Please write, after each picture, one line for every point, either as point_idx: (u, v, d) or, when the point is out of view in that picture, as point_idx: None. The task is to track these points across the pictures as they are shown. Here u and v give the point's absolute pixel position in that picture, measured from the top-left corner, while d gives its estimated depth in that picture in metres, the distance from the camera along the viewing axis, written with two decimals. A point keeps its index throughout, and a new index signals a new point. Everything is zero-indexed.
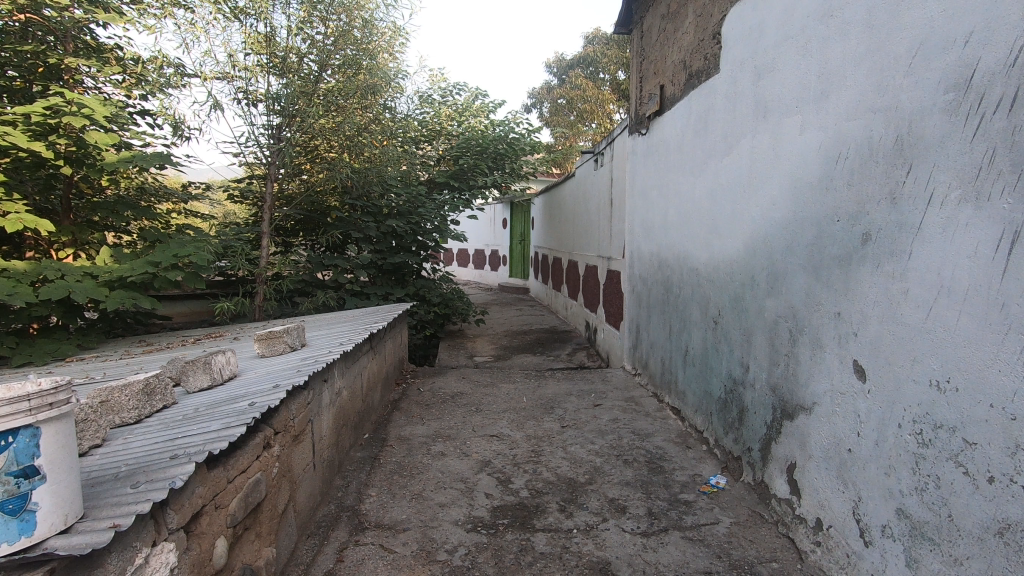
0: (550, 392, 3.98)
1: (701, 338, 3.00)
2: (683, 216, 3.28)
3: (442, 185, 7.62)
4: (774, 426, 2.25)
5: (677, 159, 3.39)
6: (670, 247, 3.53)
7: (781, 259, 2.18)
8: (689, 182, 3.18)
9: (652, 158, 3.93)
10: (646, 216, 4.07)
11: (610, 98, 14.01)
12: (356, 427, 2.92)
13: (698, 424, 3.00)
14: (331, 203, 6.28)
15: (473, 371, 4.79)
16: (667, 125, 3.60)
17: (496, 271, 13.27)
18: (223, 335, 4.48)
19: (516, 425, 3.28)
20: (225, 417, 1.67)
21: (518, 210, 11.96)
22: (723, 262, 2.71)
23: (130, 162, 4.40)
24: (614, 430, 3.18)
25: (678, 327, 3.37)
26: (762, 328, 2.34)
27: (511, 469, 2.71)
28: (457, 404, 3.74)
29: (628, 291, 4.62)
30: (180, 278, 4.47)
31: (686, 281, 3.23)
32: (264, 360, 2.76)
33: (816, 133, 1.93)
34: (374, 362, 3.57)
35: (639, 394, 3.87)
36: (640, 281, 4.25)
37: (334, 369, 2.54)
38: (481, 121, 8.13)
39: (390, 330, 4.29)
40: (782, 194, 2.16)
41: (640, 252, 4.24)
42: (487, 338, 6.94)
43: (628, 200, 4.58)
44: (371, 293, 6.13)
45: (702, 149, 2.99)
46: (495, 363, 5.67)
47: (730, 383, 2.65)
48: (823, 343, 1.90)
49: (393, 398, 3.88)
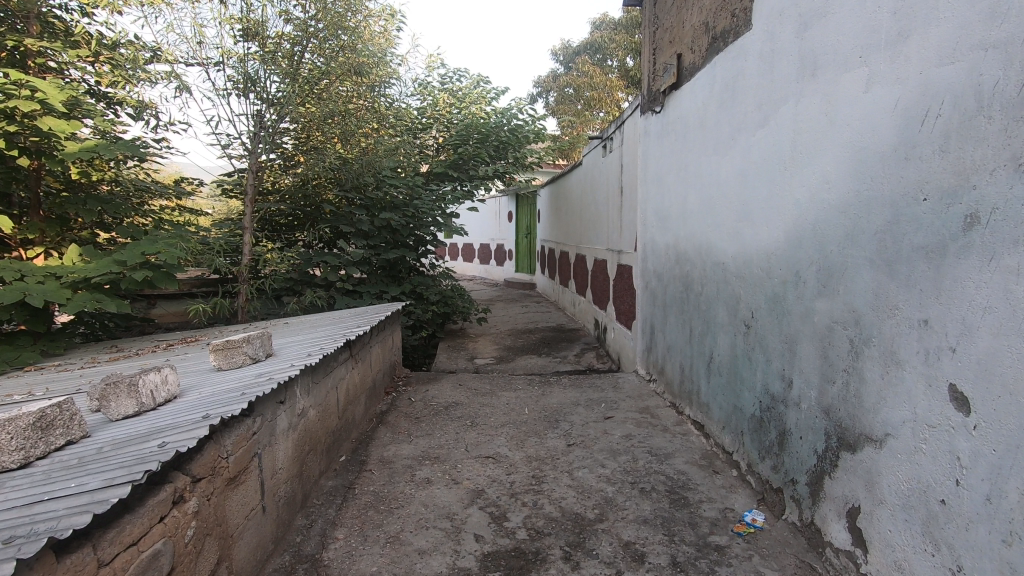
0: (555, 401, 3.57)
1: (729, 344, 2.58)
2: (706, 202, 2.85)
3: (442, 175, 7.21)
4: (828, 457, 1.82)
5: (698, 136, 2.95)
6: (690, 239, 3.11)
7: (838, 251, 1.75)
8: (713, 162, 2.75)
9: (668, 138, 3.50)
10: (662, 205, 3.63)
11: (619, 85, 13.53)
12: (329, 450, 2.53)
13: (727, 444, 2.58)
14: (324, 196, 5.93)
15: (472, 377, 4.39)
16: (685, 99, 3.16)
17: (502, 266, 12.85)
18: (198, 340, 4.10)
19: (516, 444, 2.88)
20: (119, 464, 1.27)
21: (523, 202, 11.53)
22: (757, 255, 2.29)
23: (93, 152, 4.01)
24: (627, 450, 2.77)
25: (701, 330, 2.94)
26: (810, 335, 1.91)
27: (507, 501, 2.30)
28: (450, 417, 3.34)
29: (641, 287, 4.19)
30: (151, 278, 4.05)
31: (710, 277, 2.81)
32: (220, 374, 2.37)
33: (890, 87, 1.50)
34: (358, 370, 3.18)
35: (656, 404, 3.45)
36: (655, 277, 3.83)
37: (296, 384, 2.16)
38: (483, 107, 7.69)
39: (380, 333, 3.90)
40: (839, 169, 1.73)
41: (654, 244, 3.81)
42: (490, 338, 6.54)
43: (640, 187, 4.15)
44: (364, 292, 5.72)
45: (728, 122, 2.56)
46: (497, 366, 5.27)
47: (767, 399, 2.23)
48: (901, 359, 1.48)
49: (380, 410, 3.49)
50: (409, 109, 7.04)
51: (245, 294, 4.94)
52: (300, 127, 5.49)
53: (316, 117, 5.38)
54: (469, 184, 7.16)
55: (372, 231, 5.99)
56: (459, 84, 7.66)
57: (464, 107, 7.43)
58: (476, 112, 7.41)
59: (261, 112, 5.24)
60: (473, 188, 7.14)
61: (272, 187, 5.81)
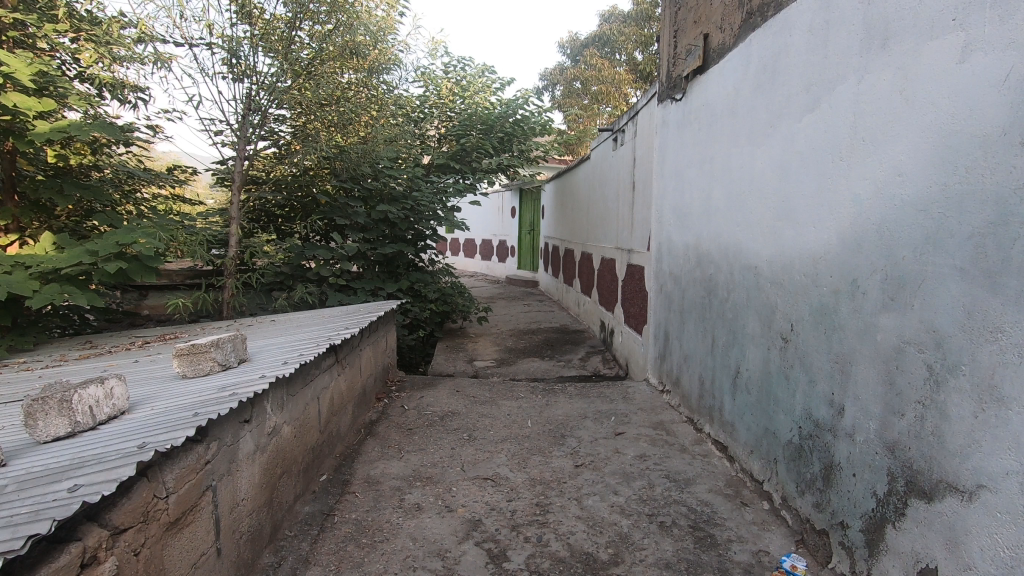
0: (561, 413, 3.28)
1: (761, 359, 2.29)
2: (735, 198, 2.55)
3: (444, 167, 6.90)
4: (893, 503, 1.53)
5: (728, 124, 2.64)
6: (714, 239, 2.81)
7: (911, 256, 1.46)
8: (745, 153, 2.46)
9: (689, 128, 3.20)
10: (680, 201, 3.34)
11: (628, 80, 13.20)
12: (306, 470, 2.24)
13: (757, 472, 2.29)
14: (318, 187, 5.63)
15: (470, 382, 4.10)
16: (712, 84, 2.86)
17: (504, 263, 12.55)
18: (176, 338, 3.81)
19: (518, 464, 2.59)
20: (5, 519, 0.97)
21: (527, 197, 11.22)
22: (800, 259, 1.99)
23: (65, 132, 3.71)
24: (642, 473, 2.48)
25: (725, 341, 2.65)
26: (870, 355, 1.62)
27: (508, 535, 2.01)
28: (446, 429, 3.06)
29: (654, 290, 3.89)
30: (126, 270, 3.76)
31: (739, 282, 2.51)
32: (183, 383, 2.07)
33: (997, 56, 1.21)
34: (345, 377, 2.90)
35: (671, 419, 3.16)
36: (670, 280, 3.54)
37: (266, 398, 1.87)
38: (488, 97, 7.37)
39: (373, 335, 3.62)
40: (918, 158, 1.44)
41: (671, 245, 3.52)
42: (490, 338, 6.25)
43: (656, 181, 3.85)
44: (358, 288, 5.42)
45: (766, 108, 2.26)
46: (498, 370, 4.98)
47: (809, 426, 1.93)
48: (1006, 395, 1.18)
49: (369, 419, 3.20)
50: (409, 100, 6.78)
51: (231, 289, 4.64)
52: (293, 112, 5.18)
53: (310, 100, 5.07)
54: (472, 178, 6.93)
55: (368, 224, 5.69)
56: (462, 73, 7.33)
57: (467, 96, 7.11)
58: (481, 102, 7.10)
59: (252, 94, 4.93)
60: (476, 181, 6.92)
61: (264, 175, 5.50)
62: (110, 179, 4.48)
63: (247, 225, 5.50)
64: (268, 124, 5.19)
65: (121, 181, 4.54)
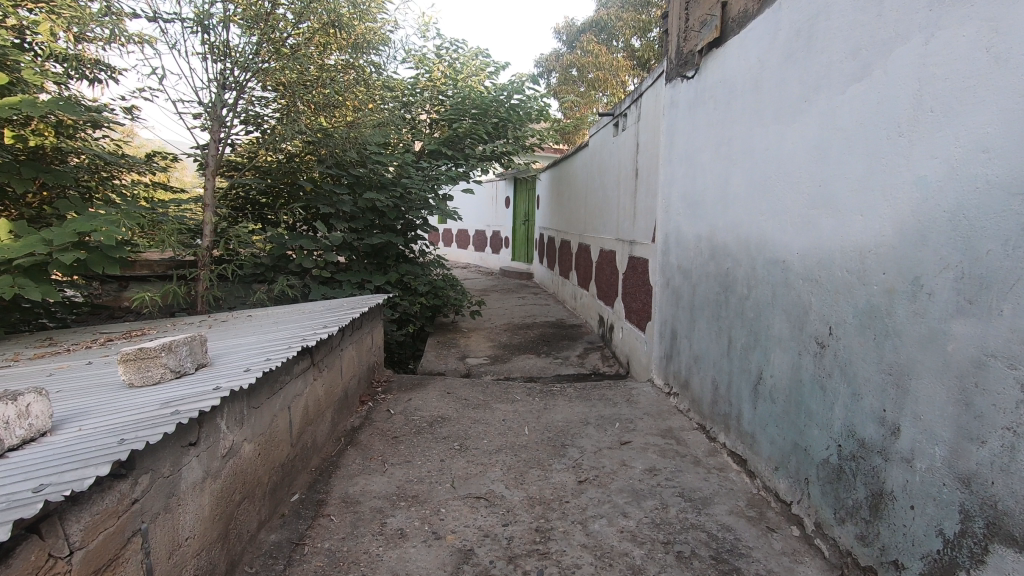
0: (561, 419, 3.02)
1: (790, 364, 2.03)
2: (759, 183, 2.28)
3: (435, 153, 6.57)
4: (966, 546, 1.28)
5: (750, 101, 2.36)
6: (732, 230, 2.54)
7: (999, 251, 1.20)
8: (772, 133, 2.18)
9: (703, 107, 2.91)
10: (692, 189, 3.06)
11: (626, 66, 12.88)
12: (273, 491, 1.96)
13: (784, 492, 2.04)
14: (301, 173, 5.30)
15: (462, 382, 3.83)
16: (731, 58, 2.57)
17: (498, 254, 12.26)
18: (142, 335, 3.50)
19: (515, 479, 2.33)
20: None
21: (522, 186, 10.92)
22: (841, 252, 1.73)
23: (15, 109, 3.37)
24: (653, 491, 2.22)
25: (745, 343, 2.39)
26: (937, 368, 1.36)
27: (504, 569, 1.75)
28: (435, 437, 2.79)
29: (660, 285, 3.62)
30: (84, 260, 3.43)
31: (763, 278, 2.25)
32: (126, 394, 1.78)
33: None
34: (322, 381, 2.61)
35: (680, 426, 2.90)
36: (678, 275, 3.28)
37: (221, 413, 1.59)
38: (482, 81, 7.04)
39: (356, 333, 3.33)
40: (1011, 131, 1.18)
41: (680, 235, 3.25)
42: (484, 333, 5.98)
43: (663, 167, 3.57)
44: (343, 281, 5.07)
45: (799, 80, 1.99)
46: (491, 368, 4.71)
47: (852, 446, 1.68)
48: None
49: (351, 426, 2.92)
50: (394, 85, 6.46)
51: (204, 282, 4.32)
52: (274, 92, 4.90)
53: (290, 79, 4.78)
54: (465, 165, 6.62)
55: (354, 213, 5.36)
56: (457, 60, 7.03)
57: (460, 80, 6.76)
58: (475, 86, 6.78)
59: (229, 72, 4.64)
60: (470, 169, 6.63)
61: (243, 160, 5.16)
62: (85, 166, 4.16)
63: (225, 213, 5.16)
64: (248, 105, 4.89)
65: (96, 167, 4.21)
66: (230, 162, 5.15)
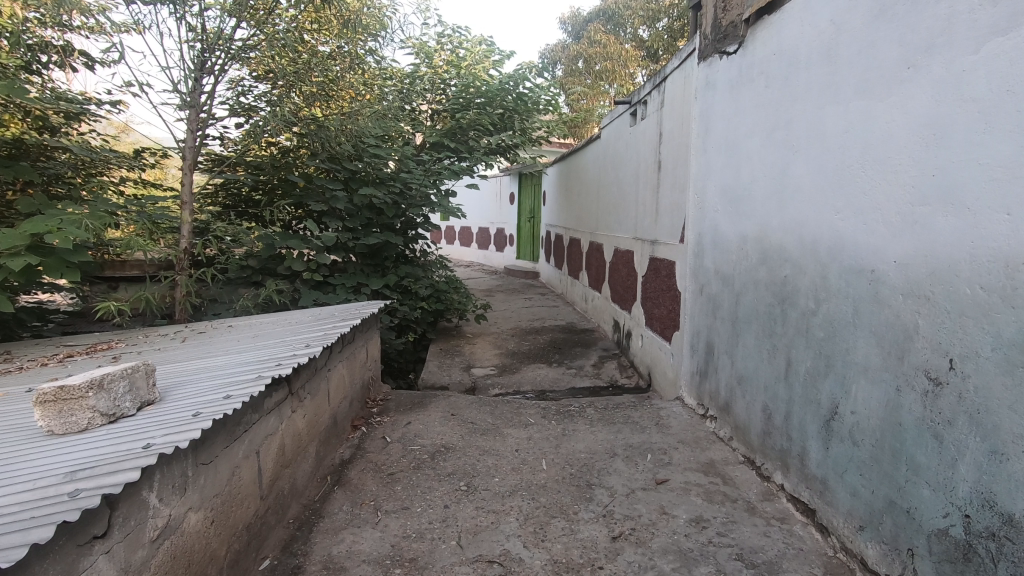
0: (583, 449, 2.62)
1: (882, 401, 1.63)
2: (831, 173, 1.87)
3: (437, 146, 6.15)
4: None
5: (818, 73, 1.95)
6: (791, 230, 2.13)
7: None
8: (852, 111, 1.76)
9: (749, 85, 2.49)
10: (734, 182, 2.65)
11: (634, 56, 12.44)
12: (233, 564, 1.56)
13: (875, 561, 1.63)
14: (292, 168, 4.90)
15: (468, 399, 3.43)
16: (789, 24, 2.15)
17: (502, 252, 11.84)
18: (107, 349, 3.11)
19: (535, 534, 1.93)
20: None
21: (528, 181, 10.51)
22: (970, 263, 1.33)
23: None
24: (706, 552, 1.82)
25: (812, 367, 1.98)
26: None
27: None
28: (438, 474, 2.39)
29: (692, 291, 3.21)
30: (37, 264, 3.02)
31: (839, 290, 1.84)
32: (38, 447, 1.38)
33: None
34: (305, 411, 2.21)
35: (723, 459, 2.50)
36: (716, 280, 2.86)
37: (151, 484, 1.18)
38: (487, 70, 6.62)
39: (348, 347, 2.92)
40: None
41: (717, 236, 2.84)
42: (490, 339, 5.58)
43: (695, 157, 3.15)
44: (336, 284, 4.63)
45: (897, 41, 1.57)
46: (499, 381, 4.30)
47: (990, 521, 1.27)
48: None
49: (340, 459, 2.52)
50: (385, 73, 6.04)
51: (183, 288, 3.93)
52: (265, 84, 4.57)
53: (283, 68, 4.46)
54: (469, 159, 6.10)
55: (349, 210, 4.92)
56: (459, 49, 6.62)
57: (464, 67, 6.33)
58: (479, 74, 6.36)
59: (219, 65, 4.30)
60: (474, 164, 6.08)
61: (231, 154, 4.77)
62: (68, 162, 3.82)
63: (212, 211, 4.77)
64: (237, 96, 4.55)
65: (76, 163, 3.84)
66: (216, 157, 4.75)
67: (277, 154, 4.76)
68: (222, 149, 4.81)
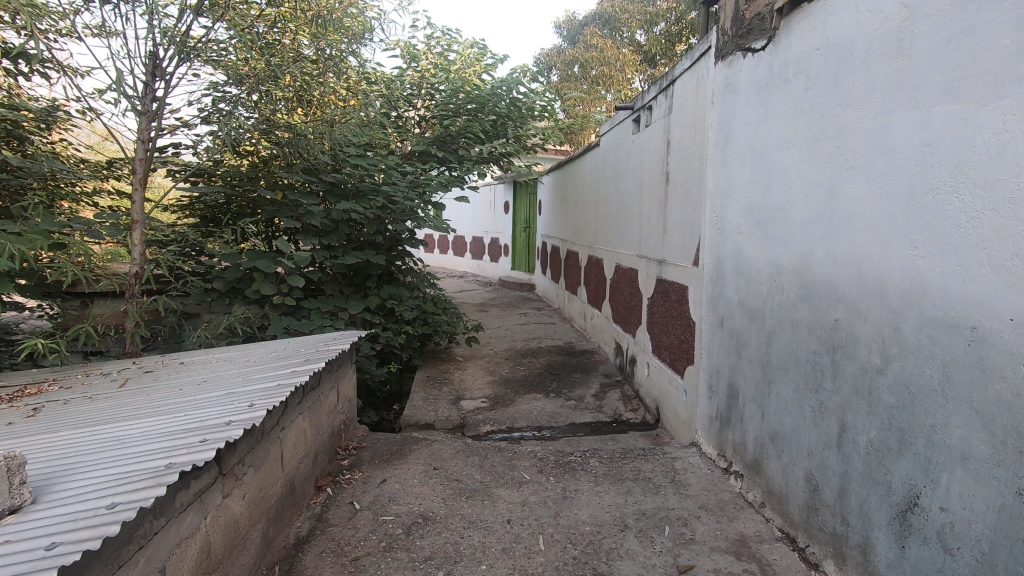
0: (588, 519, 2.20)
1: (993, 504, 1.22)
2: (905, 196, 1.48)
3: (424, 154, 5.75)
4: None
5: (883, 71, 1.57)
6: (843, 263, 1.74)
7: None
8: (937, 117, 1.38)
9: (782, 86, 2.11)
10: (764, 200, 2.25)
11: (632, 60, 12.07)
12: None
13: None
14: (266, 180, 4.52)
15: (455, 447, 3.00)
16: (838, 12, 1.78)
17: (497, 263, 11.42)
18: (35, 395, 2.68)
19: None
20: None
21: (523, 189, 10.12)
22: None
23: None
24: None
25: (878, 440, 1.58)
26: None
27: None
28: (413, 559, 1.96)
29: (710, 323, 2.80)
30: None
31: (918, 347, 1.44)
32: None
33: None
34: (246, 490, 1.78)
35: (757, 534, 2.08)
36: (740, 313, 2.47)
37: None
38: (479, 74, 6.24)
39: (311, 393, 2.51)
40: None
41: (741, 262, 2.45)
42: (482, 364, 5.16)
43: (713, 169, 2.75)
44: (310, 309, 4.17)
45: (1011, 26, 1.19)
46: (491, 416, 3.88)
47: None
48: None
49: (294, 539, 2.08)
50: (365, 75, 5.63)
51: (131, 320, 3.44)
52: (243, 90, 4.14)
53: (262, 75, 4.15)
54: (459, 169, 5.73)
55: (326, 226, 4.47)
56: (448, 52, 6.25)
57: (454, 71, 5.95)
58: (470, 78, 5.97)
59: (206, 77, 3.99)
60: (465, 173, 5.72)
61: (200, 165, 4.38)
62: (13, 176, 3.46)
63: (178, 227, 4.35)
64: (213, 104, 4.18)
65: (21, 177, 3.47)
66: (181, 168, 4.34)
67: (251, 168, 4.42)
68: (194, 159, 4.41)
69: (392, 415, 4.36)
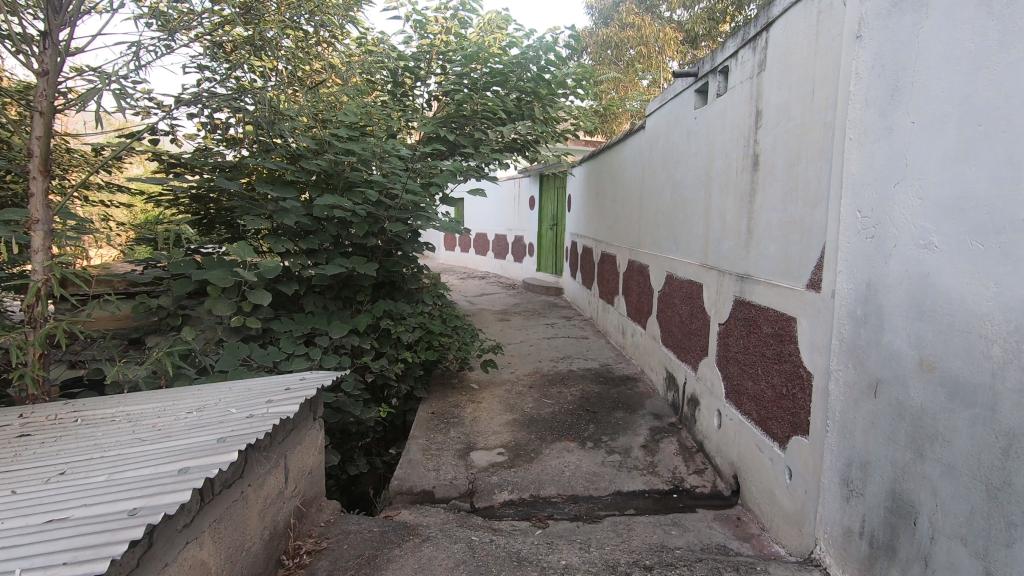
0: None
1: None
2: None
3: (433, 139, 4.82)
4: None
5: None
6: None
7: None
8: None
9: None
10: (998, 193, 1.27)
11: (673, 38, 10.90)
12: None
13: None
14: (246, 174, 3.71)
15: (455, 555, 2.06)
16: None
17: (521, 264, 10.44)
18: None
19: None
20: None
21: (550, 182, 9.13)
22: None
23: None
24: None
25: None
26: None
27: None
28: None
29: (849, 385, 1.80)
30: None
31: None
32: None
33: None
34: None
35: None
36: (921, 380, 1.49)
37: None
38: (502, 43, 5.28)
39: (226, 494, 1.61)
40: None
41: (928, 296, 1.47)
42: (499, 395, 4.21)
43: (858, 144, 1.76)
44: (280, 333, 3.28)
45: None
46: (508, 479, 2.93)
47: None
48: None
49: None
50: (364, 43, 4.70)
51: (28, 354, 2.49)
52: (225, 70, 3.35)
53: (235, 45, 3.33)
54: (475, 156, 4.79)
55: (306, 226, 3.59)
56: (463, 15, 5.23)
57: (469, 39, 5.01)
58: (490, 46, 5.02)
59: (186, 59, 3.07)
60: (482, 162, 4.78)
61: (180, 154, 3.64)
62: None
63: (136, 228, 3.54)
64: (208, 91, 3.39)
65: None
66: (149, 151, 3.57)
67: (238, 168, 3.68)
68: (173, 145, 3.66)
69: (370, 487, 3.51)
